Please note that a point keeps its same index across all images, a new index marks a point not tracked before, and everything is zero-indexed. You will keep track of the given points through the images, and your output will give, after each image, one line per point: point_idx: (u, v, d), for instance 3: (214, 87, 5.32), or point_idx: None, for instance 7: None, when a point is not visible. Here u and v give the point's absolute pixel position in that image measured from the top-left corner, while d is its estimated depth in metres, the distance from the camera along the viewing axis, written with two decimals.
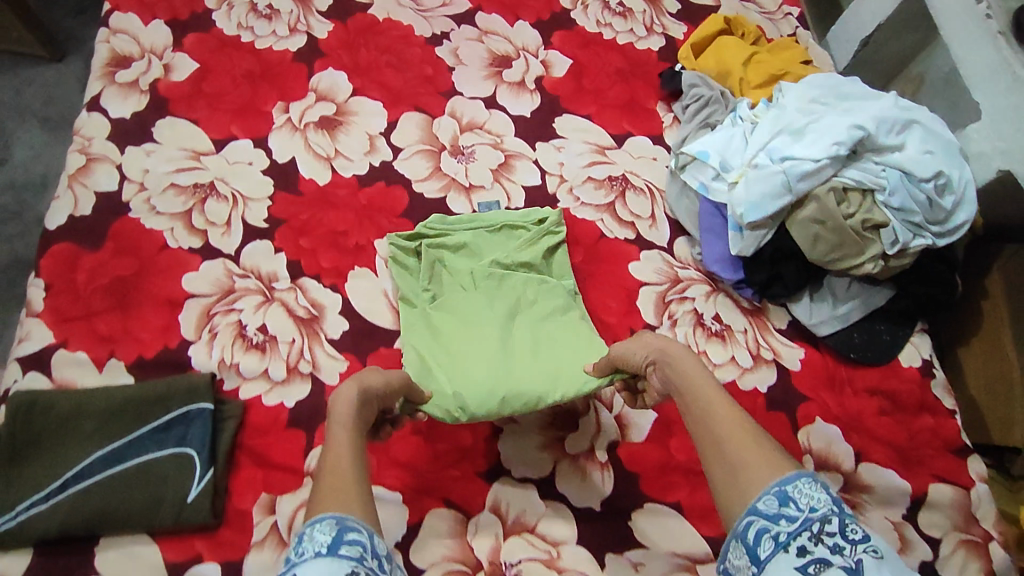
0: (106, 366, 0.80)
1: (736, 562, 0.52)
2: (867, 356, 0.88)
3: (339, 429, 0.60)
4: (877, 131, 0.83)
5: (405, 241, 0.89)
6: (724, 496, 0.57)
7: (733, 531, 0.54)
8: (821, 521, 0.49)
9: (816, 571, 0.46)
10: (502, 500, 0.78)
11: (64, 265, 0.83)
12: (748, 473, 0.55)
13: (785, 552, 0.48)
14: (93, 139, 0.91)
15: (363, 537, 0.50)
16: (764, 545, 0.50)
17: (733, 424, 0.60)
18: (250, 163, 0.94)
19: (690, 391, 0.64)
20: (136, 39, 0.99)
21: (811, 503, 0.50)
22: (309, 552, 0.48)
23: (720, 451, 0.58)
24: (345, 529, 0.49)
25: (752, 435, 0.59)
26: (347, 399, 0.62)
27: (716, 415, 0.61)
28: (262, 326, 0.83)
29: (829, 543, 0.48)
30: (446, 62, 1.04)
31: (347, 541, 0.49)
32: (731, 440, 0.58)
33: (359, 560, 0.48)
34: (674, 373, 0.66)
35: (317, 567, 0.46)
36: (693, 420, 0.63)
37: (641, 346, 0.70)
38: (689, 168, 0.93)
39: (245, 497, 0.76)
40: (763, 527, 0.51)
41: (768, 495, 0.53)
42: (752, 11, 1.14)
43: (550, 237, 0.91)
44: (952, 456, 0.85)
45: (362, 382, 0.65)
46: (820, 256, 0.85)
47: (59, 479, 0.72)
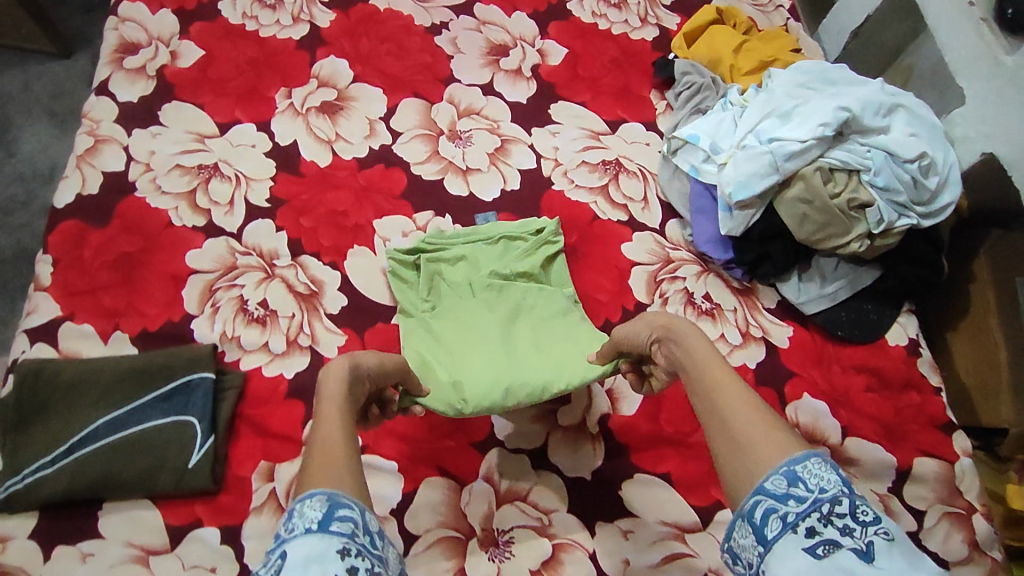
0: (111, 338, 0.82)
1: (741, 542, 0.51)
2: (854, 334, 0.90)
3: (326, 403, 0.59)
4: (863, 113, 0.86)
5: (404, 254, 0.90)
6: (729, 473, 0.55)
7: (739, 510, 0.52)
8: (831, 503, 0.47)
9: (826, 553, 0.45)
10: (495, 470, 0.79)
11: (72, 241, 0.86)
12: (749, 445, 0.54)
13: (793, 533, 0.47)
14: (102, 121, 0.94)
15: (354, 513, 0.48)
16: (770, 524, 0.49)
17: (736, 396, 0.58)
18: (253, 145, 0.96)
19: (692, 365, 0.63)
20: (144, 27, 1.02)
21: (820, 483, 0.49)
22: (299, 529, 0.46)
23: (721, 422, 0.57)
24: (336, 505, 0.48)
25: (758, 410, 0.57)
26: (337, 374, 0.61)
27: (718, 387, 0.59)
28: (263, 301, 0.86)
29: (838, 524, 0.46)
30: (445, 50, 1.07)
31: (337, 517, 0.47)
32: (732, 411, 0.57)
33: (350, 536, 0.47)
34: (677, 348, 0.65)
35: (307, 544, 0.45)
36: (695, 395, 0.61)
37: (642, 325, 0.70)
38: (681, 152, 0.96)
39: (245, 464, 0.77)
40: (770, 507, 0.50)
41: (775, 475, 0.51)
42: (744, 3, 1.17)
43: (549, 247, 0.91)
44: (937, 431, 0.87)
45: (354, 359, 0.64)
46: (807, 235, 0.87)
47: (64, 444, 0.74)
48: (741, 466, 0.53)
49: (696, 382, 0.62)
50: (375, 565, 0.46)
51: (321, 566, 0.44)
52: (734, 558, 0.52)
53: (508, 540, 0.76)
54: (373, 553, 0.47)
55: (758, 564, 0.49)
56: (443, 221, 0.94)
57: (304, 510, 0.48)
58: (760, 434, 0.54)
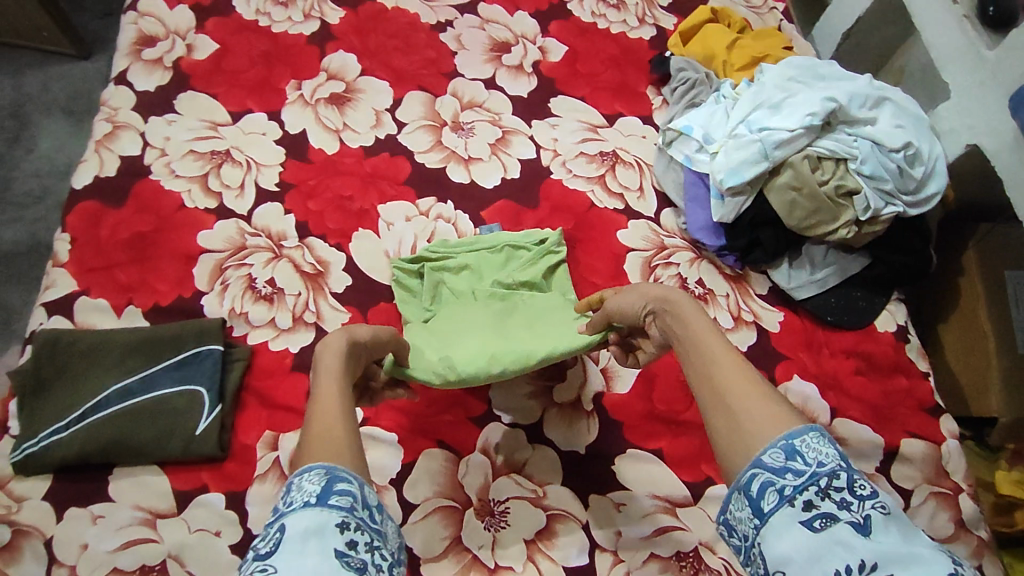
0: (125, 312, 0.86)
1: (738, 513, 0.53)
2: (844, 320, 0.92)
3: (326, 377, 0.61)
4: (849, 104, 0.89)
5: (407, 263, 0.91)
6: (727, 449, 0.55)
7: (735, 483, 0.54)
8: (829, 477, 0.49)
9: (824, 526, 0.47)
10: (491, 443, 0.81)
11: (90, 220, 0.90)
12: (750, 418, 0.55)
13: (790, 507, 0.50)
14: (119, 109, 0.98)
15: (353, 487, 0.51)
16: (767, 498, 0.51)
17: (736, 368, 0.59)
18: (264, 133, 1.00)
19: (691, 337, 0.63)
20: (162, 22, 1.06)
21: (818, 457, 0.50)
22: (299, 502, 0.49)
23: (719, 394, 0.58)
24: (335, 479, 0.51)
25: (758, 388, 0.57)
26: (336, 348, 0.64)
27: (717, 358, 0.60)
28: (271, 280, 0.89)
29: (836, 498, 0.49)
30: (450, 47, 1.11)
31: (336, 491, 0.50)
32: (731, 384, 0.58)
33: (349, 510, 0.49)
34: (675, 320, 0.65)
35: (306, 517, 0.48)
36: (692, 365, 0.62)
37: (638, 295, 0.70)
38: (675, 143, 0.99)
39: (251, 433, 0.80)
40: (766, 481, 0.51)
41: (774, 449, 0.52)
42: (739, 5, 1.21)
43: (551, 257, 0.91)
44: (925, 415, 0.89)
45: (352, 334, 0.66)
46: (797, 222, 0.90)
47: (78, 410, 0.77)
48: (741, 438, 0.54)
49: (695, 353, 0.62)
50: (373, 539, 0.50)
51: (321, 538, 0.46)
52: (730, 530, 0.54)
53: (504, 509, 0.77)
54: (372, 527, 0.50)
55: (754, 535, 0.51)
56: (445, 208, 0.98)
57: (303, 484, 0.51)
58: (761, 406, 0.55)
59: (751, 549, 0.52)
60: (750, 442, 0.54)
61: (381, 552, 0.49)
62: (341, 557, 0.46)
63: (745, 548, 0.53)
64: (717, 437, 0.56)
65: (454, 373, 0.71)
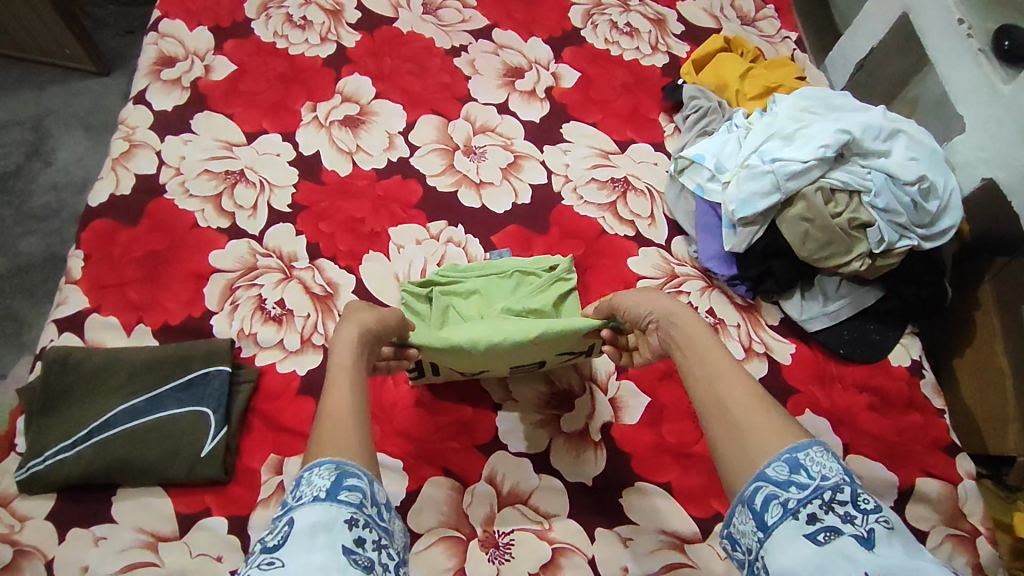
0: (134, 330, 0.86)
1: (741, 527, 0.54)
2: (856, 353, 0.90)
3: (337, 370, 0.64)
4: (863, 136, 0.89)
5: (417, 287, 0.91)
6: (725, 455, 0.57)
7: (739, 496, 0.55)
8: (833, 490, 0.50)
9: (827, 540, 0.48)
10: (498, 471, 0.79)
11: (103, 238, 0.91)
12: (751, 430, 0.57)
13: (794, 520, 0.50)
14: (137, 128, 1.00)
15: (363, 483, 0.52)
16: (771, 511, 0.52)
17: (737, 378, 0.62)
18: (278, 154, 1.01)
19: (691, 344, 0.67)
20: (181, 43, 1.08)
21: (823, 471, 0.52)
22: (307, 497, 0.50)
23: (721, 405, 0.60)
24: (344, 475, 0.52)
25: (759, 398, 0.60)
26: (347, 339, 0.67)
27: (717, 364, 0.63)
28: (280, 301, 0.89)
29: (840, 512, 0.49)
30: (464, 71, 1.12)
31: (345, 487, 0.51)
32: (732, 395, 0.60)
33: (358, 506, 0.50)
34: (678, 329, 0.70)
35: (315, 512, 0.48)
36: (690, 369, 0.66)
37: (646, 300, 0.74)
38: (687, 171, 0.98)
39: (255, 456, 0.79)
40: (770, 493, 0.52)
41: (778, 462, 0.53)
42: (751, 35, 1.22)
43: (561, 284, 0.91)
44: (941, 452, 0.85)
45: (360, 324, 0.69)
46: (810, 254, 0.88)
47: (85, 429, 0.77)
48: (743, 448, 0.56)
49: (694, 358, 0.66)
50: (380, 537, 0.51)
51: (329, 534, 0.47)
52: (733, 543, 0.55)
53: (508, 542, 0.75)
54: (379, 525, 0.51)
55: (758, 548, 0.52)
56: (456, 231, 0.98)
57: (313, 478, 0.52)
58: (759, 413, 0.58)
59: (754, 562, 0.52)
60: (753, 452, 0.56)
61: (389, 551, 0.51)
62: (348, 553, 0.47)
63: (748, 562, 0.54)
64: (717, 443, 0.59)
65: (454, 342, 0.73)
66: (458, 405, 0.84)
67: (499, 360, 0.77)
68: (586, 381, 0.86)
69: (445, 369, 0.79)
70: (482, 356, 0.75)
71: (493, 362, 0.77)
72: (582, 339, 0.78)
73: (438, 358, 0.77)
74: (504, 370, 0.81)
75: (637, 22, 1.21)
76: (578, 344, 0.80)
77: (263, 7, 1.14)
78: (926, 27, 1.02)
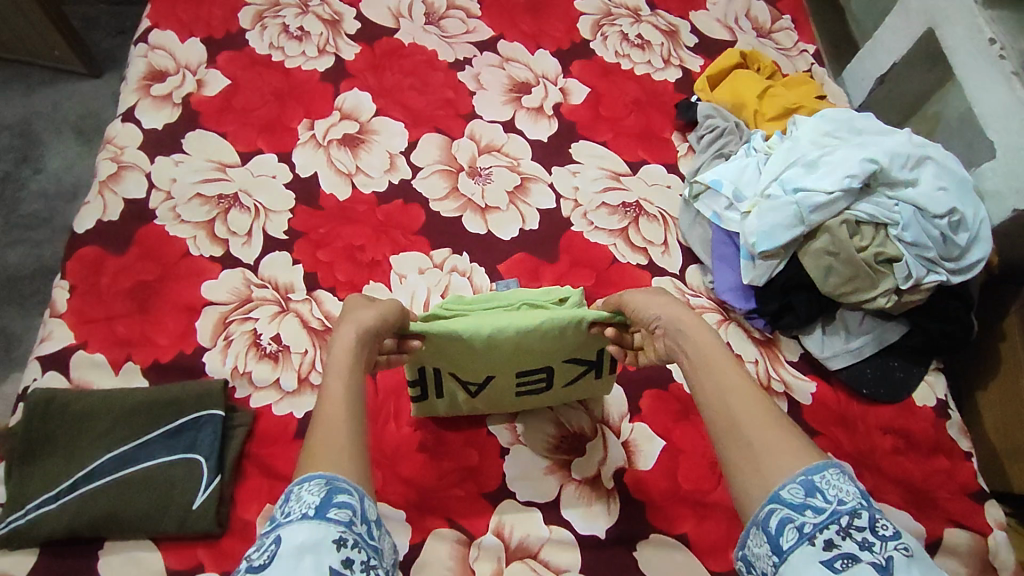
0: (122, 368, 0.81)
1: (755, 550, 0.51)
2: (879, 393, 0.86)
3: (333, 380, 0.59)
4: (891, 165, 0.84)
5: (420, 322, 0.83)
6: (740, 474, 0.54)
7: (754, 519, 0.52)
8: (850, 515, 0.47)
9: (844, 567, 0.44)
10: (505, 522, 0.75)
11: (90, 267, 0.86)
12: (764, 448, 0.53)
13: (810, 545, 0.47)
14: (126, 148, 0.95)
15: (353, 501, 0.49)
16: (786, 535, 0.48)
17: (747, 389, 0.59)
18: (274, 176, 0.96)
19: (701, 353, 0.63)
20: (173, 55, 1.03)
21: (839, 494, 0.48)
22: (295, 514, 0.47)
23: (734, 421, 0.57)
24: (334, 491, 0.49)
25: (772, 417, 0.56)
26: (345, 342, 0.63)
27: (727, 374, 0.60)
28: (276, 336, 0.85)
29: (858, 538, 0.46)
30: (468, 86, 1.07)
31: (335, 504, 0.48)
32: (745, 409, 0.57)
33: (347, 524, 0.47)
34: (686, 338, 0.66)
35: (302, 531, 0.46)
36: (696, 377, 0.62)
37: (657, 303, 0.70)
38: (702, 197, 0.94)
39: (250, 507, 0.75)
40: (786, 516, 0.49)
41: (793, 484, 0.50)
42: (768, 47, 1.17)
43: None
44: (969, 500, 0.81)
45: (359, 324, 0.65)
46: (832, 289, 0.84)
47: (70, 479, 0.73)
48: (756, 465, 0.53)
49: (702, 366, 0.62)
50: (367, 558, 0.47)
51: (315, 554, 0.44)
52: (748, 567, 0.52)
53: None
54: (367, 545, 0.48)
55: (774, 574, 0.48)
56: (460, 260, 0.93)
57: (302, 494, 0.49)
58: (770, 425, 0.55)
59: None
60: (766, 470, 0.52)
61: (376, 573, 0.47)
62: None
63: None
64: (729, 457, 0.55)
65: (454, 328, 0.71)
66: (465, 450, 0.80)
67: (500, 354, 0.74)
68: (598, 424, 0.83)
69: (447, 375, 0.77)
70: (482, 347, 0.73)
71: (495, 360, 0.75)
72: (588, 341, 0.76)
73: (438, 355, 0.75)
74: (509, 380, 0.78)
75: (648, 33, 1.16)
76: (584, 350, 0.78)
77: (258, 17, 1.08)
78: (953, 46, 0.98)
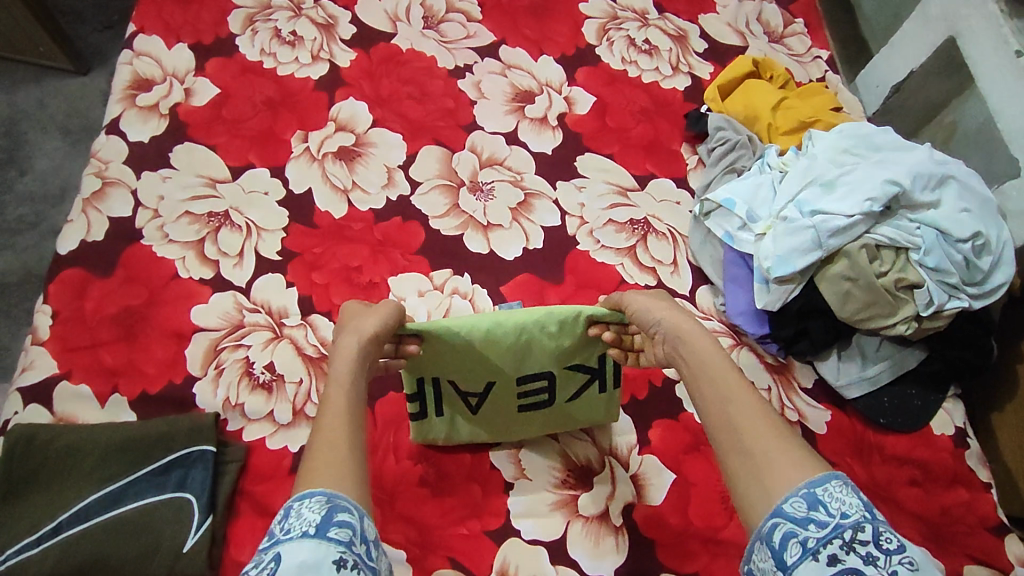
0: (109, 401, 0.78)
1: (761, 565, 0.49)
2: (896, 422, 0.83)
3: (335, 389, 0.58)
4: (913, 187, 0.80)
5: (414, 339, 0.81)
6: (742, 486, 0.53)
7: (757, 532, 0.50)
8: (854, 529, 0.46)
9: None
10: (510, 561, 0.72)
11: (74, 291, 0.82)
12: (767, 461, 0.53)
13: (814, 561, 0.46)
14: (110, 162, 0.90)
15: (354, 519, 0.47)
16: (790, 550, 0.47)
17: (749, 400, 0.58)
18: (266, 192, 0.92)
19: (700, 363, 0.63)
20: (159, 63, 0.98)
21: (842, 508, 0.47)
22: (296, 532, 0.45)
23: (735, 432, 0.56)
24: (335, 509, 0.47)
25: (775, 428, 0.55)
26: (347, 351, 0.61)
27: (729, 386, 0.59)
28: (270, 364, 0.81)
29: (861, 552, 0.45)
30: (469, 95, 1.03)
31: (336, 522, 0.46)
32: (747, 420, 0.56)
33: (347, 544, 0.46)
34: (686, 347, 0.65)
35: (303, 550, 0.44)
36: (695, 384, 0.62)
37: (661, 307, 0.69)
38: (713, 216, 0.90)
39: (244, 548, 0.72)
40: (790, 531, 0.48)
41: (795, 497, 0.49)
42: (780, 53, 1.13)
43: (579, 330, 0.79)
44: (989, 534, 0.78)
45: (359, 331, 0.64)
46: (850, 315, 0.81)
47: (53, 521, 0.69)
48: (760, 478, 0.52)
49: (703, 374, 0.62)
50: None
51: None
52: None
53: None
54: (368, 564, 0.46)
55: None
56: (461, 281, 0.90)
57: (302, 510, 0.47)
58: (769, 431, 0.54)
59: None
60: (769, 485, 0.51)
61: None
62: None
63: None
64: (728, 464, 0.55)
65: (452, 326, 0.70)
66: (468, 485, 0.77)
67: (498, 355, 0.73)
68: (606, 457, 0.80)
69: (447, 386, 0.75)
70: (480, 346, 0.72)
71: (494, 363, 0.74)
72: (589, 344, 0.76)
73: (436, 364, 0.73)
74: (509, 388, 0.76)
75: (656, 38, 1.12)
76: (586, 354, 0.77)
77: (249, 21, 1.03)
78: (975, 57, 0.95)
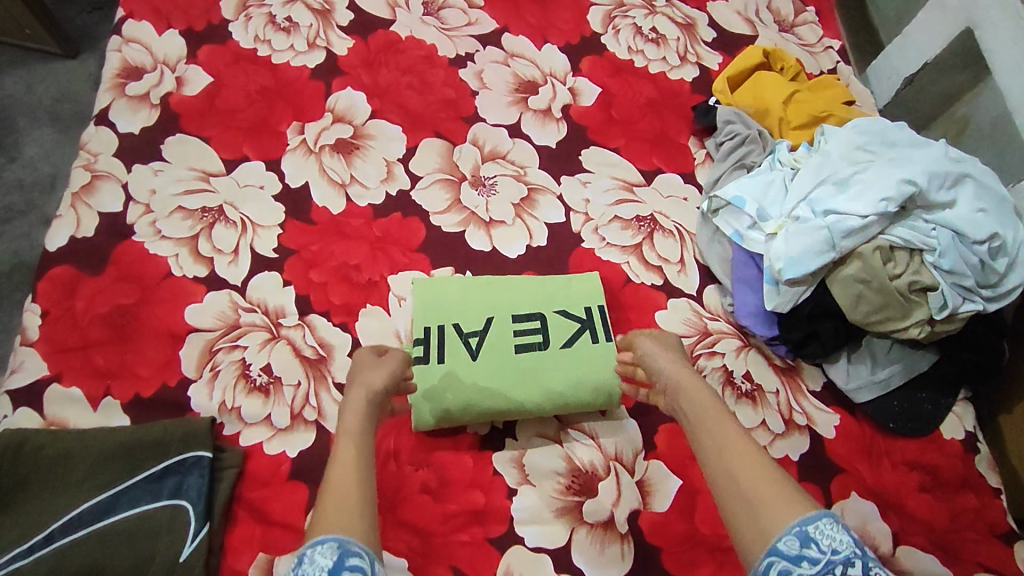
0: (101, 404, 0.75)
1: None
2: (906, 428, 0.82)
3: (347, 442, 0.63)
4: (929, 187, 0.78)
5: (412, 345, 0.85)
6: (741, 529, 0.56)
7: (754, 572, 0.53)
8: (844, 564, 0.49)
9: None
10: (513, 569, 0.71)
11: (63, 290, 0.79)
12: (760, 502, 0.55)
13: None
14: (100, 154, 0.87)
15: (364, 563, 0.51)
16: None
17: (744, 447, 0.61)
18: (262, 187, 0.89)
19: (699, 414, 0.67)
20: (149, 50, 0.94)
21: (833, 544, 0.50)
22: None
23: (732, 477, 0.59)
24: (346, 553, 0.50)
25: (770, 472, 0.58)
26: (356, 408, 0.67)
27: (726, 435, 0.63)
28: (267, 366, 0.79)
29: None
30: (470, 85, 0.99)
31: (348, 567, 0.49)
32: (743, 467, 0.59)
33: None
34: (686, 398, 0.69)
35: None
36: (696, 435, 0.66)
37: (662, 359, 0.74)
38: (722, 213, 0.88)
39: (242, 556, 0.70)
40: (785, 570, 0.51)
41: (788, 535, 0.52)
42: (790, 43, 1.09)
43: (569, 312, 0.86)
44: (998, 541, 0.77)
45: (368, 385, 0.69)
46: (862, 317, 0.79)
47: (44, 530, 0.67)
48: (756, 519, 0.55)
49: (702, 425, 0.66)
50: None
51: None
52: None
53: None
54: None
55: None
56: None
57: (315, 556, 0.50)
58: (762, 470, 0.58)
59: None
60: (763, 520, 0.54)
61: None
62: None
63: None
64: (728, 508, 0.58)
65: (455, 276, 0.86)
66: (469, 490, 0.75)
67: (505, 296, 0.84)
68: (610, 462, 0.78)
69: (450, 329, 0.81)
70: (489, 286, 0.85)
71: (496, 301, 0.83)
72: (571, 286, 0.85)
73: (442, 304, 0.82)
74: (505, 328, 0.82)
75: (664, 26, 1.08)
76: (572, 301, 0.84)
77: (242, 6, 1.00)
78: (994, 50, 0.92)
